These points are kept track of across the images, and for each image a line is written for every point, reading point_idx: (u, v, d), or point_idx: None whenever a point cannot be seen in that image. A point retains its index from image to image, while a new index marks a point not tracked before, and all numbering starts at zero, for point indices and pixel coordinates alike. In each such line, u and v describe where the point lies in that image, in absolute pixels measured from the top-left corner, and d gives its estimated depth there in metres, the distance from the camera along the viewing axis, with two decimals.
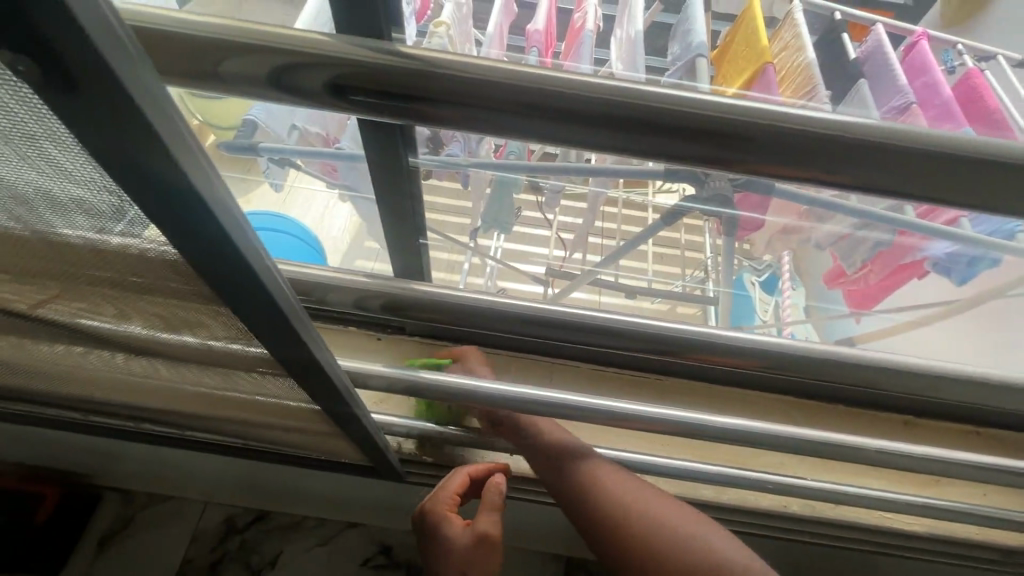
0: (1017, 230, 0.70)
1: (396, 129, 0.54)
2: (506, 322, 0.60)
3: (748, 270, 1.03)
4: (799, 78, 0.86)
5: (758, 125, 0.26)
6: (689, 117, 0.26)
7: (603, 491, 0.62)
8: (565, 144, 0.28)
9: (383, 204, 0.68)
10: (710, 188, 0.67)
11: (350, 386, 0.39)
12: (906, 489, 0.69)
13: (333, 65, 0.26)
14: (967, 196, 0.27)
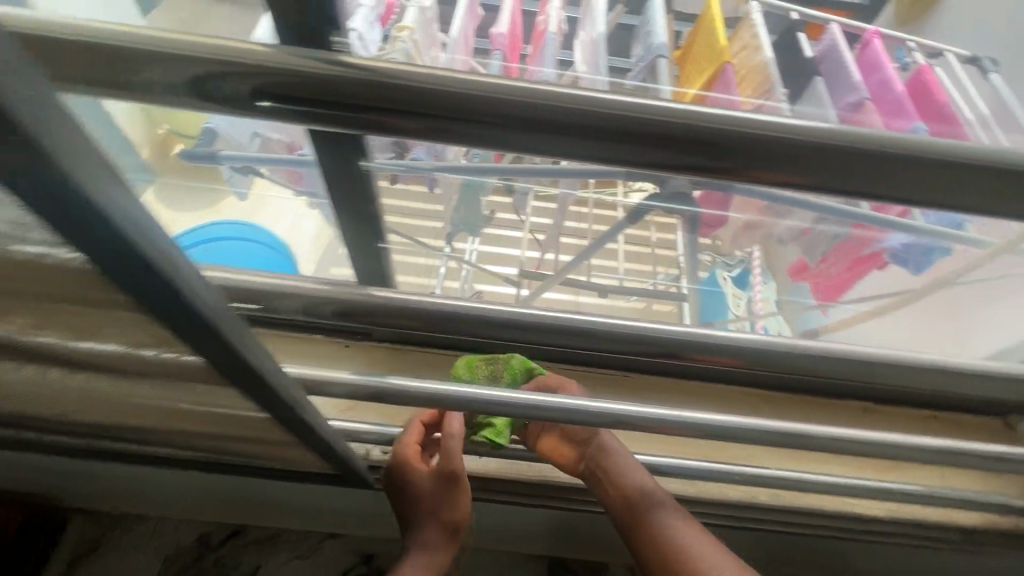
0: (965, 221, 0.72)
1: (351, 137, 0.55)
2: (473, 324, 0.60)
3: (719, 266, 1.06)
4: (756, 78, 0.88)
5: (698, 126, 0.27)
6: (624, 121, 0.27)
7: (665, 527, 0.64)
8: (504, 145, 0.29)
9: (343, 210, 0.70)
10: (670, 187, 0.68)
11: (299, 391, 0.39)
12: (871, 475, 0.71)
13: (274, 76, 0.27)
14: (894, 190, 0.28)
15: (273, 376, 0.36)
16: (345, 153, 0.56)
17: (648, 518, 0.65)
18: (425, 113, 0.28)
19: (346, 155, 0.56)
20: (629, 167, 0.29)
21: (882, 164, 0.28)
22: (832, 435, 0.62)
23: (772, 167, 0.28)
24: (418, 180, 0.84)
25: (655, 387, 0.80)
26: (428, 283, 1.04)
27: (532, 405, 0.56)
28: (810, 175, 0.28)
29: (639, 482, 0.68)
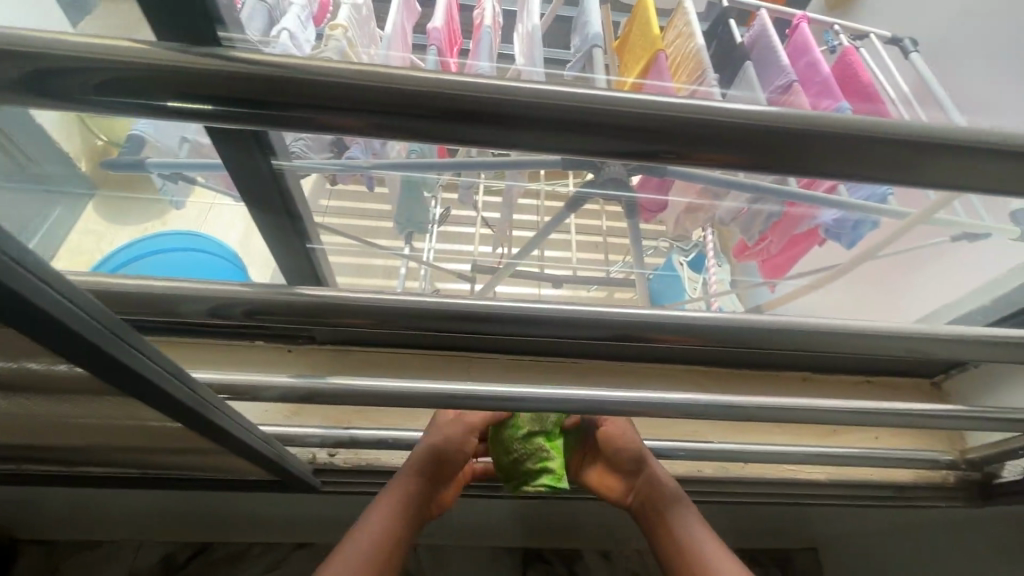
0: (888, 193, 0.76)
1: (251, 134, 0.54)
2: (414, 319, 0.60)
3: (675, 252, 1.08)
4: (690, 65, 0.90)
5: (620, 113, 0.31)
6: (556, 107, 0.31)
7: (682, 524, 0.65)
8: (387, 124, 0.31)
9: (259, 213, 0.69)
10: (606, 174, 0.70)
11: (207, 392, 0.40)
12: (812, 441, 0.74)
13: (123, 71, 0.29)
14: (732, 156, 0.33)
15: (171, 382, 0.36)
16: (248, 152, 0.55)
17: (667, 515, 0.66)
18: (375, 110, 0.31)
19: (248, 153, 0.55)
20: (519, 149, 0.33)
21: (744, 137, 0.32)
22: (770, 404, 0.65)
23: (690, 146, 0.33)
24: (357, 179, 0.83)
25: (608, 372, 0.80)
26: (390, 283, 1.00)
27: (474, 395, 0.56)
28: (725, 145, 0.33)
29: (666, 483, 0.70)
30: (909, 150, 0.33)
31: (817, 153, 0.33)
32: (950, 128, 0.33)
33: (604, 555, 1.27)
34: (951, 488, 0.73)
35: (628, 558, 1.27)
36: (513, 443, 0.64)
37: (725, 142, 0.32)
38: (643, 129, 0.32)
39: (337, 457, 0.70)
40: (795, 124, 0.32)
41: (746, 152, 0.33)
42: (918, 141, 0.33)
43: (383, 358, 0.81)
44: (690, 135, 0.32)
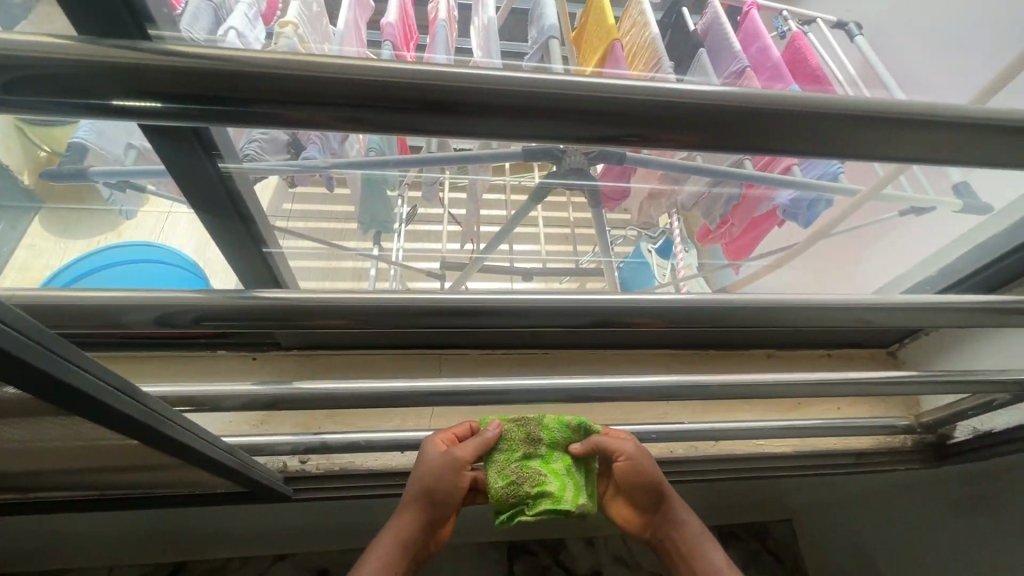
0: (839, 171, 0.78)
1: (194, 136, 0.52)
2: (378, 316, 0.59)
3: (644, 240, 1.08)
4: (646, 54, 0.91)
5: (567, 96, 0.31)
6: (503, 93, 0.31)
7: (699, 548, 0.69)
8: (332, 115, 0.31)
9: (208, 218, 0.67)
10: (567, 164, 0.70)
11: (161, 405, 0.38)
12: (779, 415, 0.77)
13: (52, 67, 0.28)
14: (679, 137, 0.34)
15: (119, 398, 0.34)
16: (192, 155, 0.53)
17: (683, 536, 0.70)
18: (323, 102, 0.30)
19: (193, 156, 0.53)
20: (469, 139, 0.33)
21: (689, 115, 0.33)
22: (734, 381, 0.66)
23: (638, 127, 0.33)
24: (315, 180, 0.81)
25: (581, 361, 0.80)
26: (361, 285, 1.02)
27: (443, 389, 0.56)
28: (672, 126, 0.33)
29: (678, 502, 0.70)
30: (846, 123, 0.34)
31: (762, 129, 0.34)
32: (883, 100, 0.34)
33: (588, 542, 1.29)
34: (909, 450, 0.76)
35: (612, 543, 1.29)
36: (508, 468, 0.59)
37: (672, 123, 0.33)
38: (592, 112, 0.32)
39: (309, 463, 0.67)
40: (739, 104, 0.33)
41: (693, 130, 0.33)
42: (854, 113, 0.34)
43: (350, 360, 0.78)
44: (637, 116, 0.32)
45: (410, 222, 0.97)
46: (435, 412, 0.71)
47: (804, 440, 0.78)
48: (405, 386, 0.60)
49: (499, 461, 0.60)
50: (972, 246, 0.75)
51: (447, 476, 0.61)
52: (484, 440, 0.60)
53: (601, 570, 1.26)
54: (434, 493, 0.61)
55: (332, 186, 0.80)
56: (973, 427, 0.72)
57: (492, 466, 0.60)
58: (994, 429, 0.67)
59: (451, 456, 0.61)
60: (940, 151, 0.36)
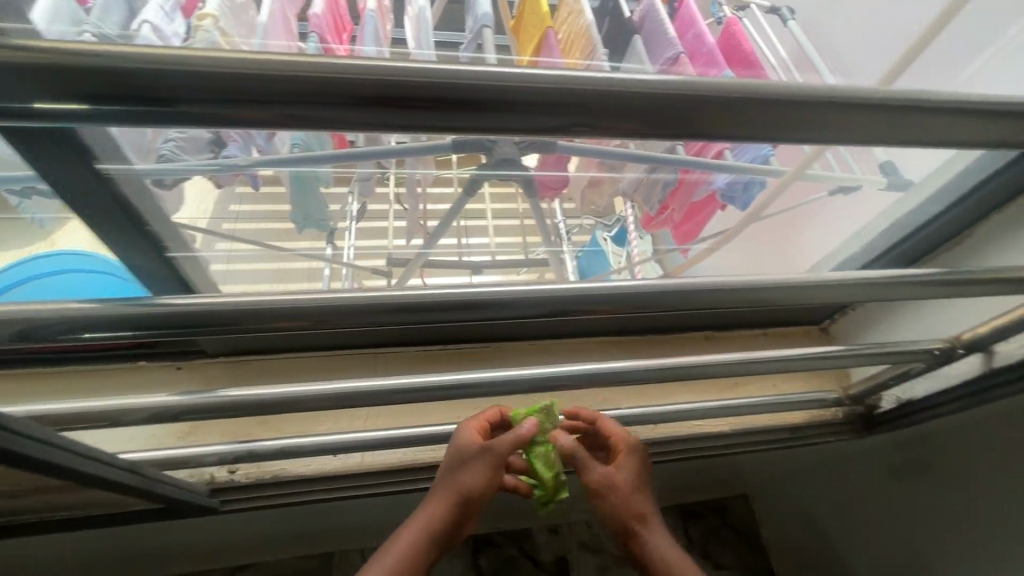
0: (770, 155, 0.80)
1: (61, 137, 0.51)
2: (302, 317, 0.58)
3: (599, 229, 1.10)
4: (583, 42, 0.91)
5: (438, 79, 0.30)
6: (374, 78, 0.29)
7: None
8: (197, 110, 0.28)
9: (97, 221, 0.65)
10: (499, 155, 0.70)
11: (34, 426, 0.35)
12: (717, 395, 0.78)
13: None
14: (568, 123, 0.33)
15: None
16: (59, 153, 0.52)
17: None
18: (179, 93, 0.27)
19: (60, 154, 0.52)
20: (348, 132, 0.32)
21: (576, 101, 0.32)
22: (668, 365, 0.67)
23: (520, 113, 0.32)
24: (241, 179, 0.78)
25: (525, 353, 0.80)
26: (314, 285, 0.98)
27: None
28: (555, 109, 0.32)
29: (663, 541, 0.61)
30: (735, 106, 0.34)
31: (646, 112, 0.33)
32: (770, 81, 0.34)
33: (552, 530, 1.31)
34: (841, 422, 0.79)
35: (575, 529, 1.31)
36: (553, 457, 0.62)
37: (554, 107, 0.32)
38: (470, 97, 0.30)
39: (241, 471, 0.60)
40: (624, 86, 0.32)
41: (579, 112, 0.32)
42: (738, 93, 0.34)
43: (288, 364, 0.76)
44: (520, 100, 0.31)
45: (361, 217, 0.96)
46: (373, 413, 0.69)
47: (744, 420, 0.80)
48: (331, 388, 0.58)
49: (542, 451, 0.62)
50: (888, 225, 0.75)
51: (486, 462, 0.58)
52: (518, 434, 0.60)
53: (565, 557, 1.27)
54: (467, 479, 0.57)
55: (258, 185, 0.78)
56: (897, 396, 0.75)
57: (530, 454, 0.62)
58: (914, 397, 0.70)
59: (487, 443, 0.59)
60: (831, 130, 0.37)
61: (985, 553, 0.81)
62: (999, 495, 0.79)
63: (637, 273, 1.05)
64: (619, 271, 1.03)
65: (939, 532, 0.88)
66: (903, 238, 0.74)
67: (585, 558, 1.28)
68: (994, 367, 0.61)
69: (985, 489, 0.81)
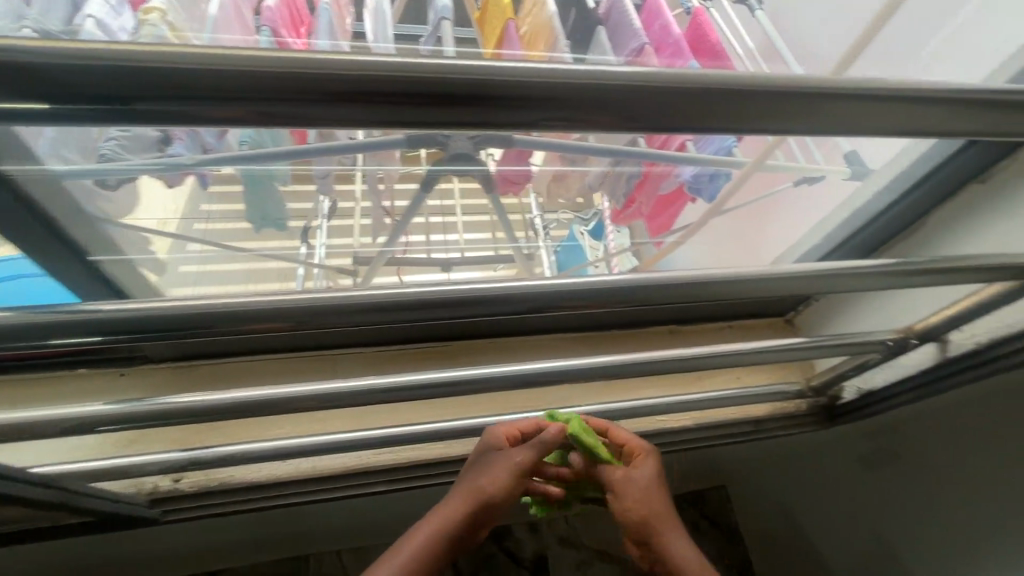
0: (733, 146, 0.79)
1: None
2: (244, 320, 0.56)
3: (577, 222, 1.09)
4: (546, 34, 0.90)
5: (355, 78, 0.26)
6: (295, 74, 0.25)
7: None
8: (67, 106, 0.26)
9: (7, 229, 0.66)
10: (454, 149, 0.68)
11: None
12: (681, 389, 0.78)
13: None
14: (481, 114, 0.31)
15: None
16: None
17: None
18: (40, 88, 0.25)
19: None
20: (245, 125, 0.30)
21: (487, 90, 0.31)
22: (630, 362, 0.65)
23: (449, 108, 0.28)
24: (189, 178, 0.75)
25: (487, 351, 0.79)
26: (287, 285, 0.97)
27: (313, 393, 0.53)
28: (487, 102, 0.28)
29: (686, 552, 0.57)
30: (676, 100, 0.31)
31: (582, 107, 0.30)
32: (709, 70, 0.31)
33: (532, 527, 1.29)
34: (804, 414, 0.79)
35: (553, 524, 1.31)
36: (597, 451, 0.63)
37: (487, 100, 0.28)
38: (388, 97, 0.27)
39: (185, 480, 0.58)
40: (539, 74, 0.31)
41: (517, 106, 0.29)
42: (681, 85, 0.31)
43: (237, 368, 0.74)
44: (450, 97, 0.28)
45: (333, 215, 0.95)
46: (327, 416, 0.67)
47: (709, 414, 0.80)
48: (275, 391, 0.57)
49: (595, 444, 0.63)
50: (846, 214, 0.69)
51: (508, 465, 0.57)
52: (545, 443, 0.57)
53: (543, 553, 1.26)
54: (485, 480, 0.56)
55: (207, 185, 0.76)
56: (858, 386, 0.75)
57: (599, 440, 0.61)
58: (874, 388, 0.70)
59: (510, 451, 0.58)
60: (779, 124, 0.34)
61: (949, 540, 0.82)
62: (963, 484, 0.79)
63: (614, 266, 1.06)
64: (596, 264, 1.05)
65: (906, 519, 0.89)
66: (861, 228, 0.68)
67: (563, 554, 1.27)
68: (949, 356, 0.60)
69: (948, 477, 0.81)
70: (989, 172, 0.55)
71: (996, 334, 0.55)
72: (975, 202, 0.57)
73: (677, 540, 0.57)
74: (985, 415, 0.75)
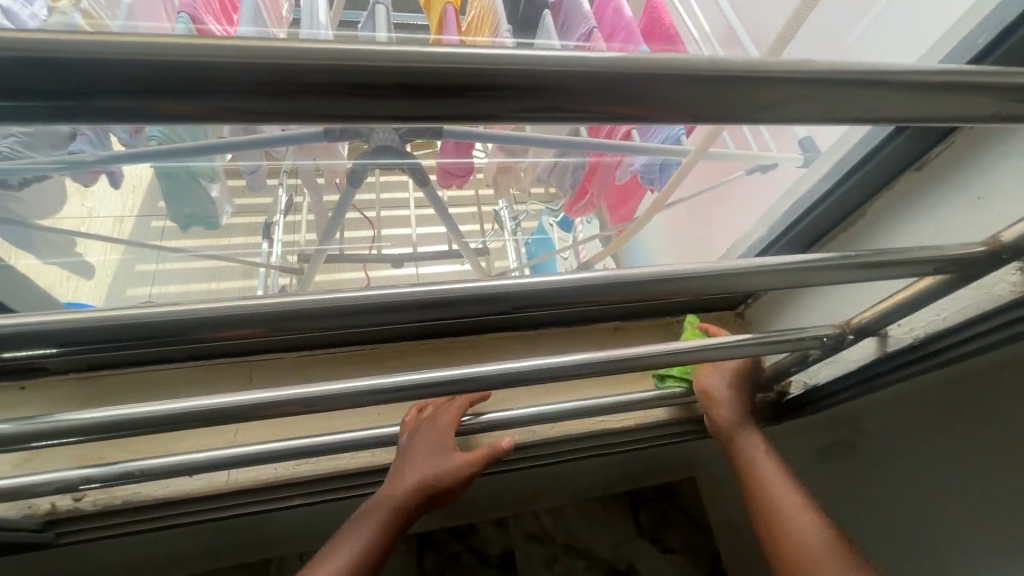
0: (681, 134, 0.76)
1: None
2: (110, 337, 0.42)
3: (546, 214, 1.23)
4: (490, 20, 0.85)
5: (249, 68, 0.19)
6: (173, 71, 0.18)
7: (786, 513, 0.58)
8: None
9: None
10: (377, 142, 0.66)
11: None
12: (625, 388, 0.76)
13: None
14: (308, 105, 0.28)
15: None
16: None
17: (771, 503, 0.59)
18: None
19: None
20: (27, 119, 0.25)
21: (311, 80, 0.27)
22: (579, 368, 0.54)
23: (352, 99, 0.20)
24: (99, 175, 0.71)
25: (420, 354, 0.76)
26: (250, 284, 1.13)
27: (213, 407, 0.50)
28: (360, 93, 0.20)
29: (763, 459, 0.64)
30: (568, 83, 0.22)
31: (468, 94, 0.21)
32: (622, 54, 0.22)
33: (499, 522, 1.11)
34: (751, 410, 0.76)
35: (523, 519, 1.12)
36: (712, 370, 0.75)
37: (377, 88, 0.20)
38: (297, 90, 0.19)
39: (85, 499, 0.54)
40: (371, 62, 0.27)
41: (406, 96, 0.20)
42: (579, 71, 0.22)
43: (151, 378, 0.69)
44: (369, 87, 0.20)
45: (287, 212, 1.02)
46: (246, 427, 0.64)
47: (649, 413, 0.74)
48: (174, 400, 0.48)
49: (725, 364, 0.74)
50: (789, 202, 0.68)
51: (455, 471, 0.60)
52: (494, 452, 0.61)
53: (512, 551, 1.07)
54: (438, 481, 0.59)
55: (119, 182, 0.70)
56: (804, 381, 0.74)
57: None
58: (819, 383, 0.68)
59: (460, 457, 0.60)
60: (722, 110, 0.24)
61: (909, 548, 0.72)
62: (924, 489, 0.69)
63: (580, 255, 1.22)
64: (563, 252, 1.08)
65: None
66: (802, 218, 0.65)
67: (534, 552, 1.08)
68: (888, 352, 0.58)
69: (906, 478, 0.71)
70: (923, 160, 0.53)
71: (932, 330, 0.53)
72: (910, 191, 0.55)
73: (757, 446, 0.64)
74: (939, 407, 0.65)
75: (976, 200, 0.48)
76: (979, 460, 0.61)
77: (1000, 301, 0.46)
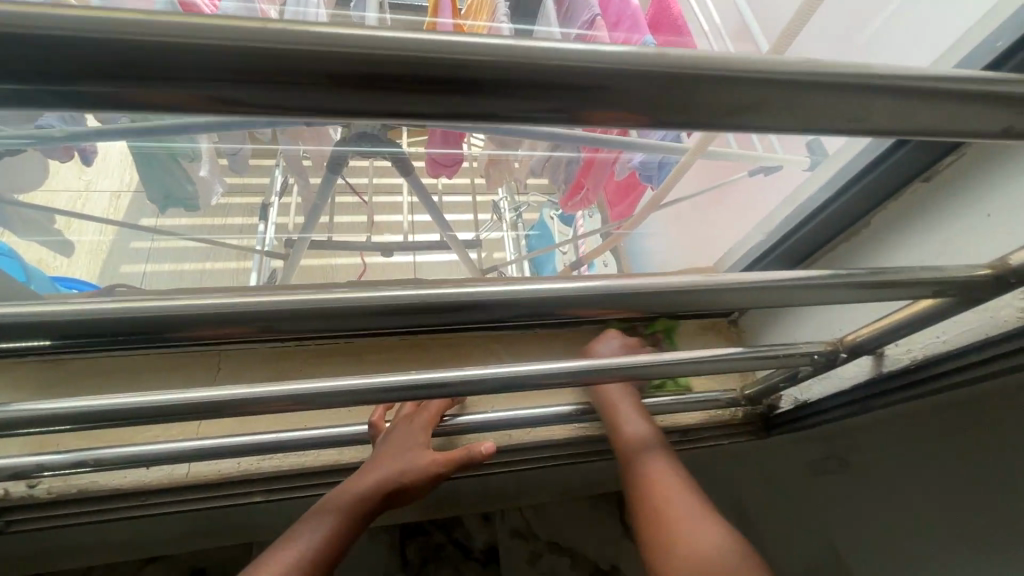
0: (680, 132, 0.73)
1: None
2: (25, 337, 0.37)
3: (547, 207, 1.21)
4: (490, 2, 0.81)
5: (116, 45, 0.15)
6: (11, 45, 0.14)
7: (694, 534, 0.52)
8: None
9: None
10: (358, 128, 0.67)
11: None
12: None
13: None
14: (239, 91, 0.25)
15: None
16: None
17: (678, 525, 0.53)
18: None
19: None
20: None
21: None
22: (569, 377, 0.48)
23: (255, 88, 0.16)
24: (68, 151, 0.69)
25: (402, 351, 0.74)
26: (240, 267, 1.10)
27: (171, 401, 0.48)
28: (256, 80, 0.16)
29: (668, 476, 0.58)
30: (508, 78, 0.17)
31: (390, 90, 0.16)
32: (598, 49, 0.17)
33: (485, 517, 1.08)
34: (739, 423, 0.74)
35: (509, 515, 1.09)
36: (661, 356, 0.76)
37: (280, 79, 0.16)
38: (202, 76, 0.15)
39: (41, 485, 0.53)
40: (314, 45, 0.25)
41: (314, 85, 0.16)
42: (530, 63, 0.17)
43: (123, 363, 0.68)
44: (274, 77, 0.16)
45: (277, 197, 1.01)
46: (213, 420, 0.62)
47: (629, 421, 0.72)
48: (103, 406, 0.42)
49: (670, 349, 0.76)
50: (789, 208, 0.64)
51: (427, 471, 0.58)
52: (470, 454, 0.60)
53: (495, 547, 1.05)
54: (410, 478, 0.57)
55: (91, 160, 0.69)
56: (796, 397, 0.70)
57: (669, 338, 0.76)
58: (812, 400, 0.65)
59: (436, 458, 0.59)
60: (711, 114, 0.19)
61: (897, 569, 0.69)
62: (916, 509, 0.65)
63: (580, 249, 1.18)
64: (561, 246, 1.04)
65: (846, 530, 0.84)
66: (800, 225, 0.62)
67: (517, 549, 1.05)
68: (885, 372, 0.55)
69: (896, 497, 0.68)
70: (931, 170, 0.49)
71: (932, 352, 0.50)
72: (918, 204, 0.51)
73: (661, 465, 0.59)
74: (934, 426, 0.62)
75: (986, 218, 0.45)
76: (977, 481, 0.58)
77: (1005, 327, 0.43)
